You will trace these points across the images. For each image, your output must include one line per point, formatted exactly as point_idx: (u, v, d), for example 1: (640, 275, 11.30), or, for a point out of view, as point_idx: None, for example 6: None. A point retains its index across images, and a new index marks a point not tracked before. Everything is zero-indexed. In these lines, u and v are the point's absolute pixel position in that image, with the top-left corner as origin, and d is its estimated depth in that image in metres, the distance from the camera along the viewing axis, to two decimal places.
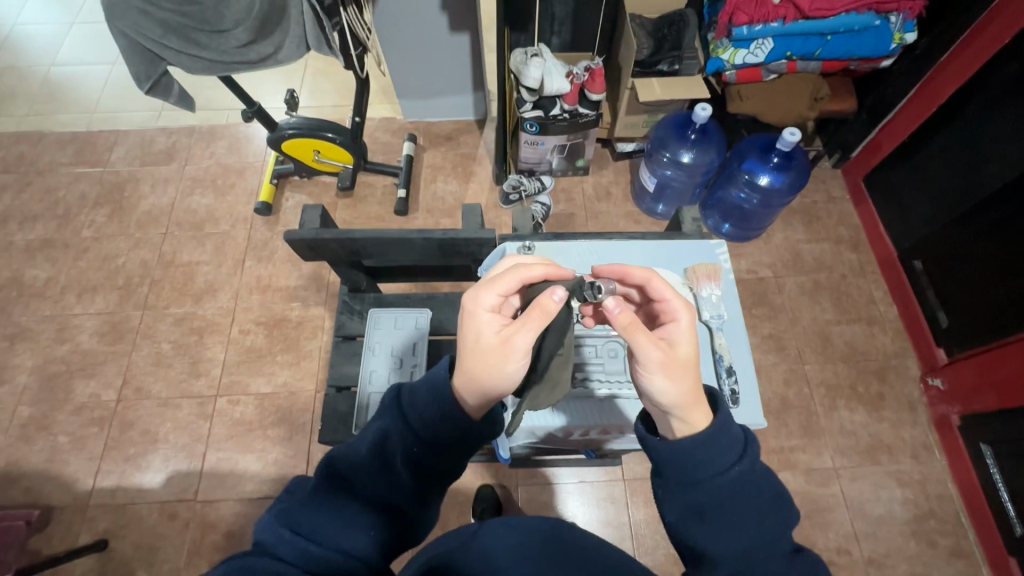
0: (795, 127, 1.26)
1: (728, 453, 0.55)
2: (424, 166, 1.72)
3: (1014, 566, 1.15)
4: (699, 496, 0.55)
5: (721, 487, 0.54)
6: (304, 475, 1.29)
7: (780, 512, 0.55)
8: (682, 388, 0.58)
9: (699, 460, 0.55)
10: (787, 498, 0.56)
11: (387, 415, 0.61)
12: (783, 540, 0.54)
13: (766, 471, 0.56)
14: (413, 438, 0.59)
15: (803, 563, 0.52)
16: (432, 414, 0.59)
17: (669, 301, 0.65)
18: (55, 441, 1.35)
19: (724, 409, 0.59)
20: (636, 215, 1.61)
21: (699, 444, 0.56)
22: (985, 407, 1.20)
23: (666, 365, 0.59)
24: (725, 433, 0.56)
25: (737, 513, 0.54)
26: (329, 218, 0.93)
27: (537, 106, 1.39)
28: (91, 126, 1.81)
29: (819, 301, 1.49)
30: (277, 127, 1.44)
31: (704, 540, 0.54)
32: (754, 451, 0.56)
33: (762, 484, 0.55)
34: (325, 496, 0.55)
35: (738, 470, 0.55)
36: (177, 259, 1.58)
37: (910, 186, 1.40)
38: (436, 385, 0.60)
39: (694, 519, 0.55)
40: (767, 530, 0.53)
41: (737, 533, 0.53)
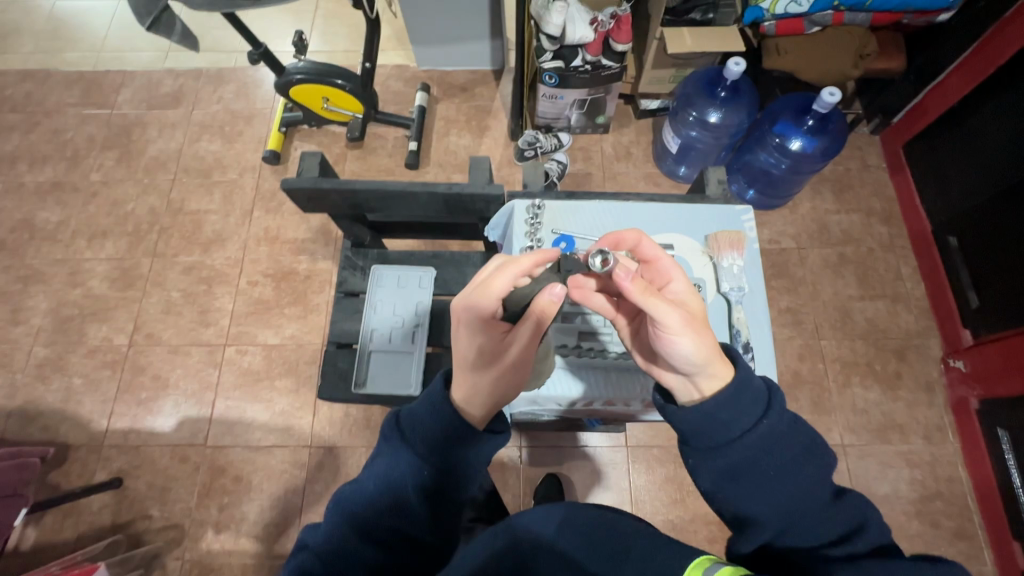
0: (835, 87, 1.17)
1: (754, 408, 0.53)
2: (436, 118, 1.65)
3: (1018, 551, 1.13)
4: (731, 459, 0.53)
5: (751, 446, 0.52)
6: (310, 426, 1.31)
7: (815, 460, 0.53)
8: (709, 343, 0.55)
9: (724, 420, 0.53)
10: (819, 444, 0.54)
11: (389, 445, 0.60)
12: (823, 489, 0.52)
13: (794, 420, 0.54)
14: (421, 463, 0.58)
15: (847, 505, 0.52)
16: (434, 431, 0.58)
17: (662, 260, 0.63)
18: (70, 382, 1.38)
19: (743, 363, 0.56)
20: (656, 177, 1.54)
21: (724, 404, 0.53)
22: (1007, 392, 1.16)
23: (689, 323, 0.55)
24: (746, 387, 0.54)
25: (773, 471, 0.52)
26: (329, 168, 0.89)
27: (558, 57, 1.29)
28: (97, 66, 1.76)
29: (843, 275, 1.43)
30: (285, 71, 1.37)
31: (742, 504, 0.53)
32: (780, 402, 0.54)
33: (792, 435, 0.53)
34: (341, 543, 0.56)
35: (765, 425, 0.53)
36: (185, 207, 1.56)
37: (953, 154, 1.31)
38: (434, 402, 0.59)
39: (728, 484, 0.53)
40: (806, 482, 0.52)
41: (775, 492, 0.52)
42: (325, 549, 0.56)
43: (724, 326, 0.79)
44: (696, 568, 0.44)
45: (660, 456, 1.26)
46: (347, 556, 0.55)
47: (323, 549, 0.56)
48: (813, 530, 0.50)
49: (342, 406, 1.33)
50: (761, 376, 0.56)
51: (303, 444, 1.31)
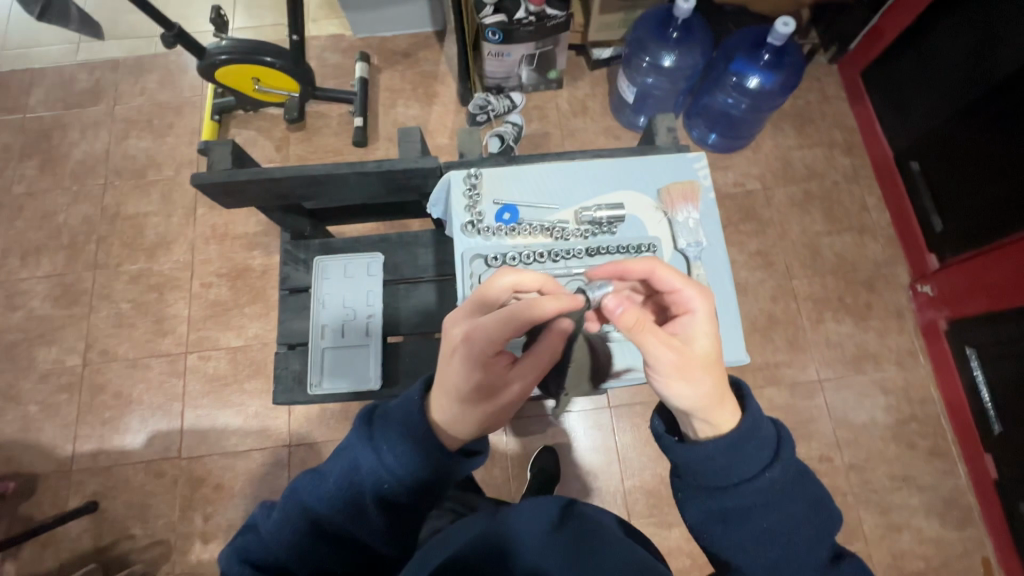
0: (788, 16, 1.12)
1: (759, 457, 0.53)
2: (380, 89, 1.55)
3: (988, 462, 1.18)
4: (724, 502, 0.53)
5: (750, 493, 0.52)
6: (287, 425, 1.28)
7: (817, 519, 0.52)
8: (701, 391, 0.54)
9: (724, 466, 0.53)
10: (824, 503, 0.53)
11: (355, 442, 0.55)
12: (822, 551, 0.52)
13: (799, 473, 0.54)
14: (384, 472, 0.54)
15: (844, 572, 0.51)
16: (401, 438, 0.55)
17: (681, 292, 0.60)
18: (26, 410, 1.31)
19: (753, 410, 0.54)
20: (615, 130, 1.49)
21: (730, 452, 0.52)
22: (974, 311, 1.17)
23: (684, 367, 0.55)
24: (754, 435, 0.53)
25: (769, 525, 0.52)
26: (246, 155, 0.82)
27: (500, 9, 1.21)
28: (0, 66, 1.60)
29: (809, 212, 1.41)
30: (206, 52, 1.26)
31: (732, 549, 0.53)
32: (787, 453, 0.53)
33: (796, 490, 0.53)
34: (290, 533, 0.53)
35: (768, 477, 0.52)
36: (123, 212, 1.46)
37: (913, 77, 1.28)
38: (410, 407, 0.56)
39: (718, 524, 0.53)
40: (804, 541, 0.51)
41: (771, 548, 0.51)
42: (273, 538, 0.54)
43: None
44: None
45: (643, 413, 1.26)
46: (294, 548, 0.53)
47: (271, 537, 0.54)
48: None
49: (317, 401, 1.29)
50: (772, 422, 0.55)
51: (282, 443, 1.27)
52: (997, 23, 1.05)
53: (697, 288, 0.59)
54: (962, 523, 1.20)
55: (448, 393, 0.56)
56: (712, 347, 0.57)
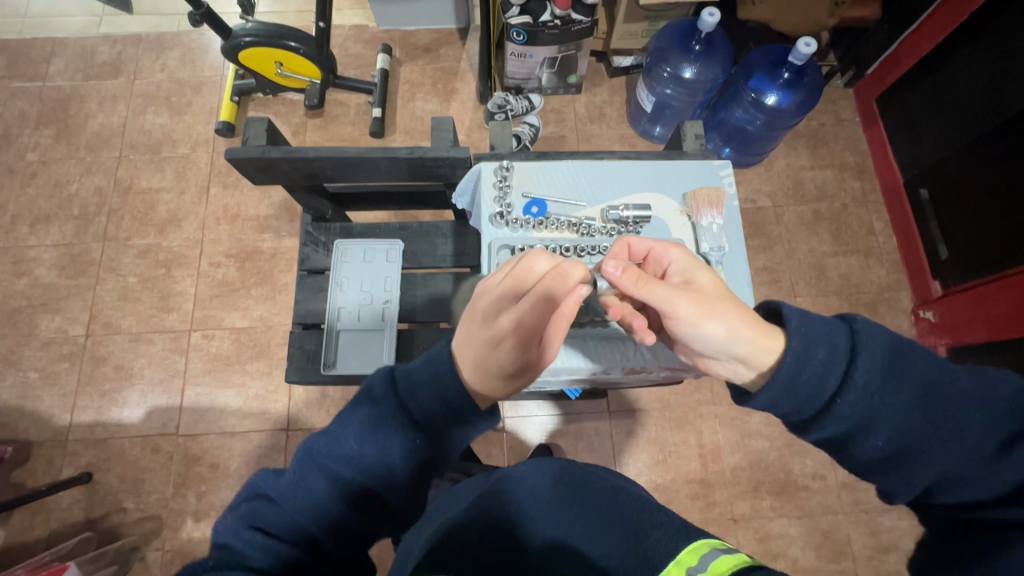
0: (810, 37, 1.13)
1: (831, 376, 0.52)
2: (400, 82, 1.56)
3: None
4: (829, 428, 0.53)
5: (848, 412, 0.52)
6: (286, 410, 1.28)
7: (957, 415, 0.50)
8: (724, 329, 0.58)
9: (811, 389, 0.53)
10: (942, 390, 0.51)
11: (378, 402, 0.56)
12: (984, 446, 0.50)
13: (891, 374, 0.52)
14: (409, 426, 0.55)
15: (1016, 457, 0.49)
16: (434, 400, 0.56)
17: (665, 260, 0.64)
18: (25, 377, 1.31)
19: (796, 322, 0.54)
20: (631, 138, 1.50)
21: (789, 379, 0.53)
22: (974, 339, 1.19)
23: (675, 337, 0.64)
24: (816, 342, 0.53)
25: (894, 438, 0.51)
26: (279, 135, 0.83)
27: (525, 11, 1.22)
28: (22, 33, 1.60)
29: (818, 232, 1.43)
30: (231, 33, 1.27)
31: (877, 470, 0.54)
32: (864, 355, 0.52)
33: (902, 396, 0.51)
34: (313, 493, 0.53)
35: (848, 393, 0.52)
36: (135, 185, 1.46)
37: (927, 106, 1.30)
38: (438, 367, 0.56)
39: (842, 452, 0.54)
40: (955, 443, 0.50)
41: (914, 459, 0.51)
42: (294, 501, 0.53)
43: None
44: (693, 554, 0.46)
45: (641, 419, 1.27)
46: (314, 508, 0.53)
47: (290, 497, 0.53)
48: (973, 486, 0.50)
49: (318, 387, 1.29)
50: (844, 327, 0.53)
51: (281, 427, 1.27)
52: (1013, 58, 1.07)
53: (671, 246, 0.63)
54: None
55: (479, 347, 0.57)
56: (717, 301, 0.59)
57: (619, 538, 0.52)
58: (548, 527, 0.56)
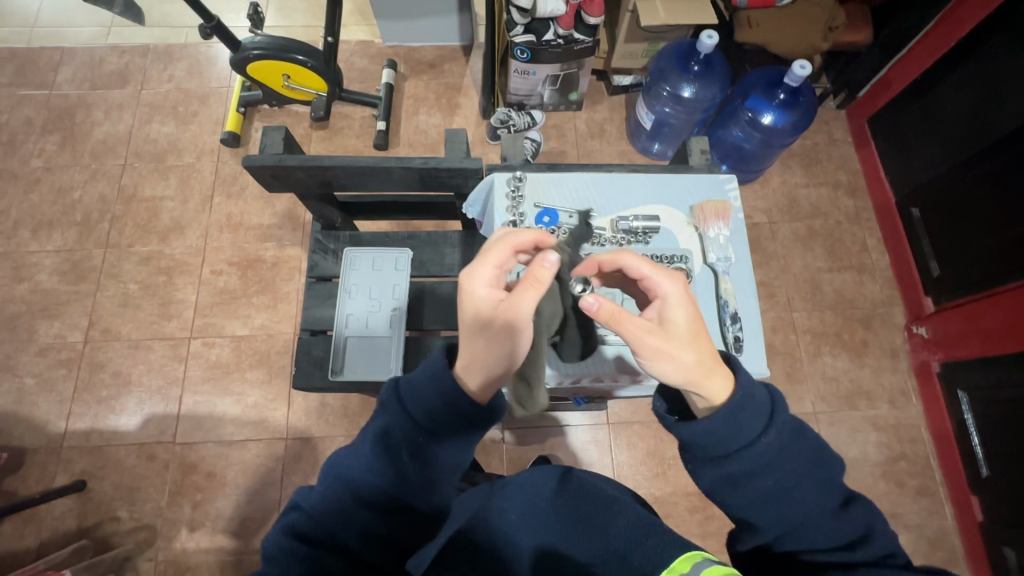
0: (805, 60, 1.17)
1: (755, 424, 0.52)
2: (405, 96, 1.59)
3: (975, 502, 1.20)
4: (732, 466, 0.52)
5: (750, 460, 0.52)
6: (285, 419, 1.27)
7: (821, 473, 0.53)
8: (688, 367, 0.54)
9: (721, 436, 0.52)
10: (824, 451, 0.54)
11: (386, 414, 0.57)
12: (833, 500, 0.53)
13: (797, 431, 0.54)
14: (418, 429, 0.56)
15: (854, 514, 0.53)
16: (432, 405, 0.56)
17: (648, 276, 0.58)
18: (21, 383, 1.30)
19: (742, 382, 0.54)
20: (630, 154, 1.53)
21: (725, 419, 0.52)
22: (966, 354, 1.21)
23: (660, 350, 0.54)
24: (748, 402, 0.52)
25: (777, 481, 0.52)
26: (295, 144, 0.85)
27: (529, 30, 1.25)
28: (31, 42, 1.62)
29: (812, 248, 1.46)
30: (241, 46, 1.29)
31: (749, 508, 0.53)
32: (782, 412, 0.53)
33: (796, 451, 0.53)
34: (338, 508, 0.54)
35: (765, 443, 0.52)
36: (139, 193, 1.47)
37: (916, 128, 1.34)
38: (435, 374, 0.56)
39: (728, 489, 0.53)
40: (817, 495, 0.53)
41: (783, 503, 0.52)
42: (322, 511, 0.55)
43: (711, 296, 0.79)
44: (686, 561, 0.46)
45: (640, 431, 1.28)
46: (343, 517, 0.54)
47: (318, 510, 0.55)
48: (817, 538, 0.52)
49: (318, 396, 1.29)
50: (763, 386, 0.55)
51: (279, 436, 1.27)
52: (1002, 83, 1.11)
53: (664, 274, 0.56)
54: (946, 564, 1.21)
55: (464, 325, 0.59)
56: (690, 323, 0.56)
57: (614, 543, 0.52)
58: (542, 534, 0.57)
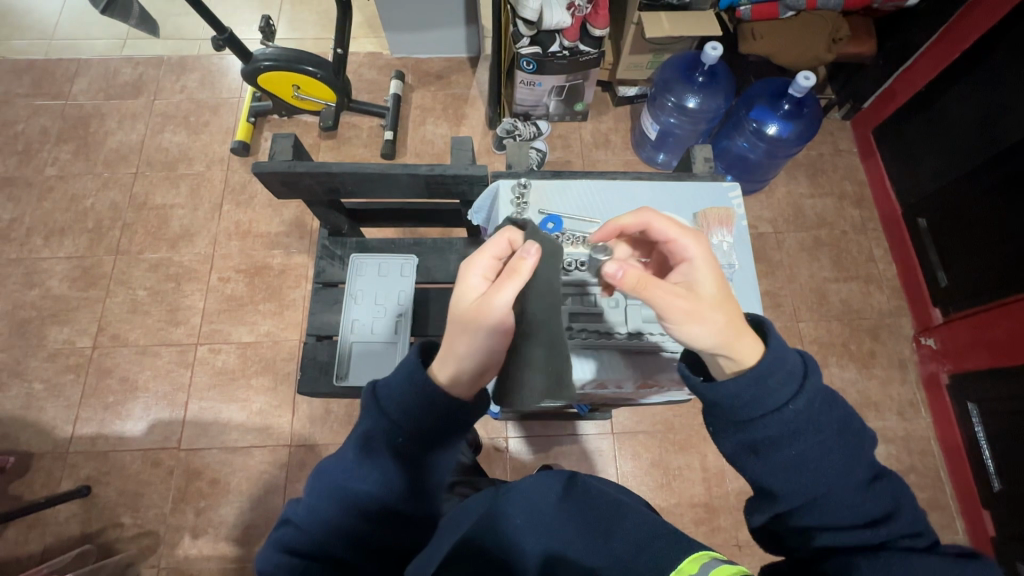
0: (809, 71, 1.18)
1: (784, 390, 0.51)
2: (412, 107, 1.61)
3: (987, 516, 1.17)
4: (756, 432, 0.52)
5: (776, 426, 0.51)
6: (290, 425, 1.28)
7: (847, 446, 0.51)
8: (717, 329, 0.53)
9: (751, 400, 0.52)
10: (853, 424, 0.53)
11: (366, 419, 0.57)
12: (861, 474, 0.51)
13: (827, 400, 0.52)
14: (395, 429, 0.56)
15: (880, 490, 0.51)
16: (411, 406, 0.55)
17: (676, 240, 0.60)
18: (29, 388, 1.31)
19: (776, 345, 0.53)
20: (635, 164, 1.54)
21: (751, 386, 0.51)
22: (976, 366, 1.20)
23: (691, 313, 0.54)
24: (778, 367, 0.52)
25: (802, 451, 0.51)
26: (303, 152, 0.86)
27: (535, 42, 1.27)
28: (49, 54, 1.66)
29: (818, 258, 1.45)
30: (253, 57, 1.32)
31: (770, 479, 0.52)
32: (815, 378, 0.52)
33: (824, 420, 0.52)
34: (325, 516, 0.55)
35: (793, 409, 0.51)
36: (149, 201, 1.49)
37: (923, 137, 1.34)
38: (409, 374, 0.56)
39: (751, 456, 0.53)
40: (843, 468, 0.51)
41: (807, 475, 0.51)
42: (314, 523, 0.55)
43: None
44: (693, 563, 0.47)
45: (645, 441, 1.27)
46: (331, 525, 0.55)
47: (309, 523, 0.55)
48: (840, 514, 0.50)
49: (322, 403, 1.30)
50: (797, 352, 0.54)
51: (283, 443, 1.27)
52: (1008, 93, 1.11)
53: (691, 236, 0.58)
54: None
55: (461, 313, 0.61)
56: (718, 287, 0.57)
57: (618, 549, 0.52)
58: (552, 540, 0.56)
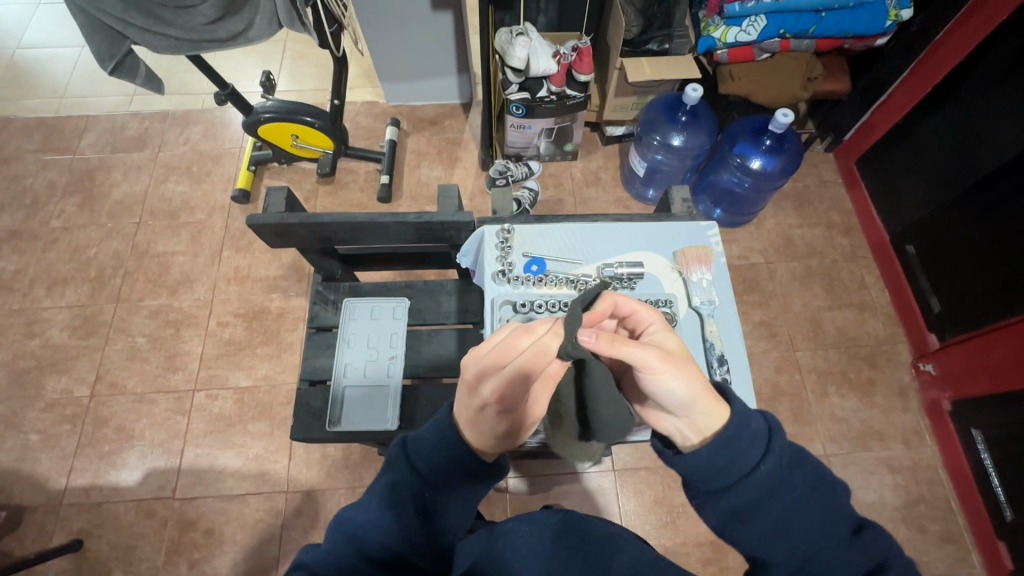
0: (787, 109, 1.22)
1: (754, 450, 0.52)
2: (408, 151, 1.66)
3: (1003, 550, 1.14)
4: (734, 499, 0.52)
5: (752, 488, 0.51)
6: (286, 471, 1.26)
7: (825, 498, 0.51)
8: (690, 378, 0.54)
9: (723, 465, 0.52)
10: (827, 477, 0.53)
11: (395, 469, 0.58)
12: (845, 525, 0.51)
13: (796, 455, 0.53)
14: (423, 481, 0.56)
15: (867, 543, 0.50)
16: (440, 462, 0.56)
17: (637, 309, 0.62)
18: (25, 439, 1.31)
19: (739, 408, 0.54)
20: (626, 200, 1.58)
21: (719, 451, 0.52)
22: (977, 392, 1.19)
23: (665, 367, 0.54)
24: (744, 430, 0.52)
25: (784, 512, 0.51)
26: (297, 202, 0.89)
27: (523, 88, 1.33)
28: (59, 112, 1.73)
29: (811, 287, 1.47)
30: (253, 110, 1.37)
31: (758, 544, 0.52)
32: (782, 437, 0.52)
33: (797, 476, 0.52)
34: (342, 564, 0.53)
35: (765, 469, 0.51)
36: (151, 249, 1.53)
37: (903, 169, 1.38)
38: (441, 427, 0.57)
39: (737, 523, 0.52)
40: (827, 522, 0.51)
41: (792, 535, 0.50)
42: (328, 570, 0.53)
43: (698, 340, 0.79)
44: None
45: (647, 478, 1.25)
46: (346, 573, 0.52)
47: (321, 566, 0.53)
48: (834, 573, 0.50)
49: (319, 447, 1.28)
50: (761, 413, 0.54)
51: (279, 489, 1.25)
52: (983, 123, 1.15)
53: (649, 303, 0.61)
54: None
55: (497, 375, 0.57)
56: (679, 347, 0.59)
57: None
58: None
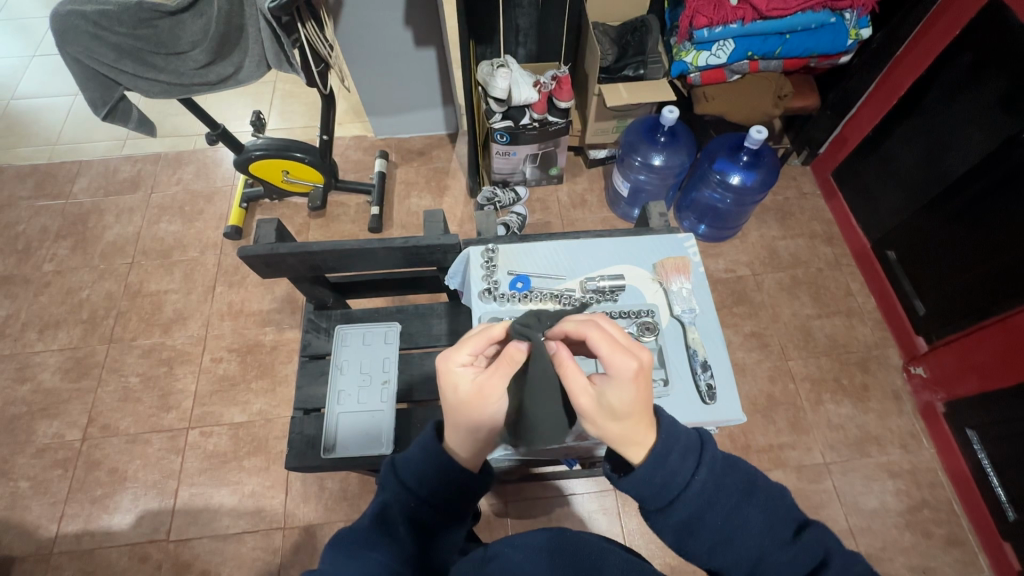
0: (761, 125, 1.27)
1: (685, 465, 0.53)
2: (397, 182, 1.70)
3: (1009, 551, 1.13)
4: (679, 515, 0.53)
5: (691, 501, 0.52)
6: (283, 506, 1.24)
7: (760, 503, 0.52)
8: (612, 431, 0.53)
9: (660, 483, 0.52)
10: (758, 482, 0.54)
11: (386, 488, 0.58)
12: (783, 528, 0.52)
13: (729, 463, 0.54)
14: (411, 495, 0.58)
15: (807, 541, 0.51)
16: (427, 478, 0.58)
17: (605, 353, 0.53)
18: (15, 487, 1.28)
19: (667, 424, 0.55)
20: (613, 220, 1.61)
21: (653, 469, 0.52)
22: (969, 391, 1.20)
23: (590, 414, 0.54)
24: (673, 444, 0.53)
25: (724, 519, 0.52)
26: (287, 233, 0.91)
27: (506, 117, 1.38)
28: (53, 158, 1.76)
29: (798, 296, 1.49)
30: (243, 148, 1.41)
31: (708, 556, 0.53)
32: (711, 449, 0.54)
33: (728, 484, 0.53)
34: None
35: (699, 480, 0.52)
36: (144, 288, 1.53)
37: (878, 180, 1.42)
38: (426, 444, 0.59)
39: (688, 538, 0.53)
40: (766, 525, 0.52)
41: (735, 542, 0.51)
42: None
43: (680, 347, 0.81)
44: None
45: None
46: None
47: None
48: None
49: (316, 480, 1.27)
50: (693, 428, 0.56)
51: (277, 526, 1.23)
52: (948, 132, 1.20)
53: (615, 354, 0.52)
54: None
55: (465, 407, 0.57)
56: (631, 403, 0.52)
57: None
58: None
